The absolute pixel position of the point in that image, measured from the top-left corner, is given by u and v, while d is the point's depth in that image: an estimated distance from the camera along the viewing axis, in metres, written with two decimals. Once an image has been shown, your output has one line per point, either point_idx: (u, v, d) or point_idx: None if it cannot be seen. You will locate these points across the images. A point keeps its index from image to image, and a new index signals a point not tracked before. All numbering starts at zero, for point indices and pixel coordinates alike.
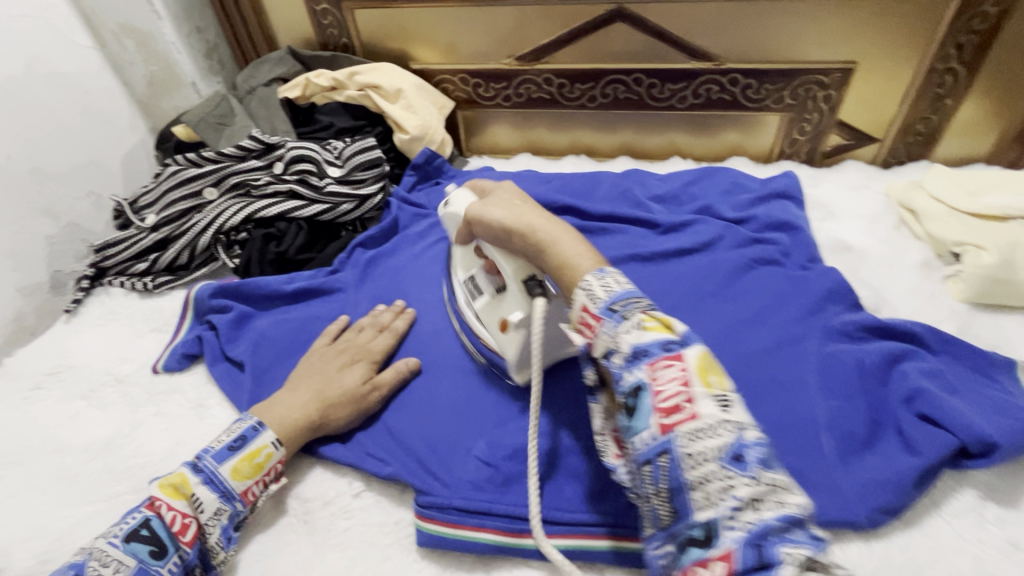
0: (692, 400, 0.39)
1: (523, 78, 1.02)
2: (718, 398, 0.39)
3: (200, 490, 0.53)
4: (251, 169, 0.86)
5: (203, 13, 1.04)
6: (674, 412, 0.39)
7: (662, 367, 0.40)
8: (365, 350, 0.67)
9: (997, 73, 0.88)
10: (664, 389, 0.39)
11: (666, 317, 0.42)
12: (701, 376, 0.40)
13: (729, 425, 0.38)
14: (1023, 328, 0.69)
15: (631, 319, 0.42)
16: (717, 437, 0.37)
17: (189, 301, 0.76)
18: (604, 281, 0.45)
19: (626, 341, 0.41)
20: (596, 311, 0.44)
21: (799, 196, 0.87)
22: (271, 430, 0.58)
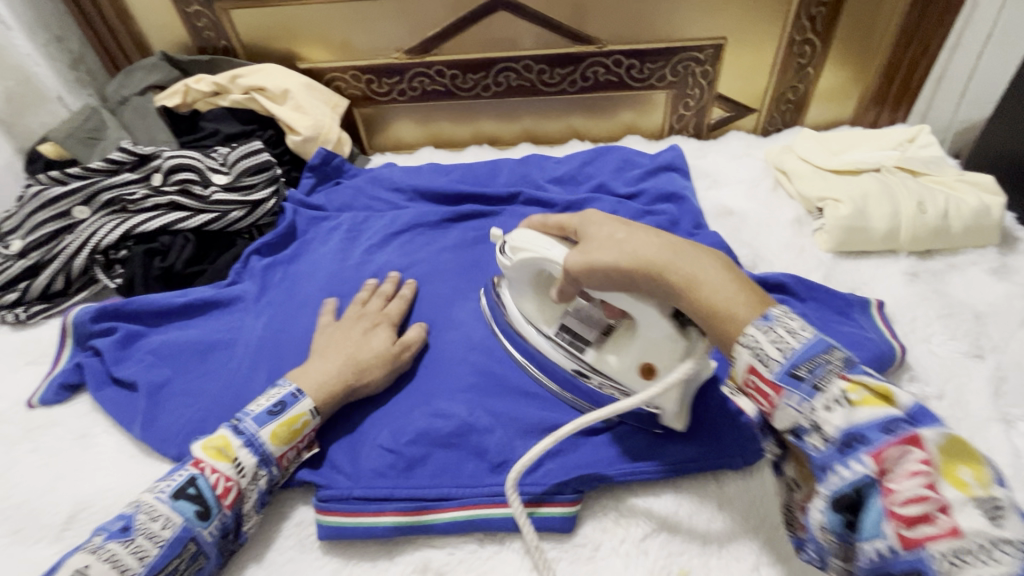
0: (950, 510, 0.34)
1: (415, 72, 1.01)
2: (982, 504, 0.34)
3: (241, 453, 0.52)
4: (126, 183, 0.82)
5: (62, 22, 0.96)
6: (921, 522, 0.34)
7: (900, 462, 0.36)
8: (383, 314, 0.67)
9: (849, 41, 0.96)
10: (903, 491, 0.35)
11: (879, 385, 0.38)
12: (952, 475, 0.35)
13: (1005, 548, 0.32)
14: (878, 269, 0.76)
15: (829, 392, 0.39)
16: (996, 565, 0.32)
17: (66, 327, 0.71)
18: (773, 333, 0.41)
19: (831, 421, 0.38)
20: (774, 377, 0.40)
21: (685, 166, 0.92)
22: (310, 397, 0.57)
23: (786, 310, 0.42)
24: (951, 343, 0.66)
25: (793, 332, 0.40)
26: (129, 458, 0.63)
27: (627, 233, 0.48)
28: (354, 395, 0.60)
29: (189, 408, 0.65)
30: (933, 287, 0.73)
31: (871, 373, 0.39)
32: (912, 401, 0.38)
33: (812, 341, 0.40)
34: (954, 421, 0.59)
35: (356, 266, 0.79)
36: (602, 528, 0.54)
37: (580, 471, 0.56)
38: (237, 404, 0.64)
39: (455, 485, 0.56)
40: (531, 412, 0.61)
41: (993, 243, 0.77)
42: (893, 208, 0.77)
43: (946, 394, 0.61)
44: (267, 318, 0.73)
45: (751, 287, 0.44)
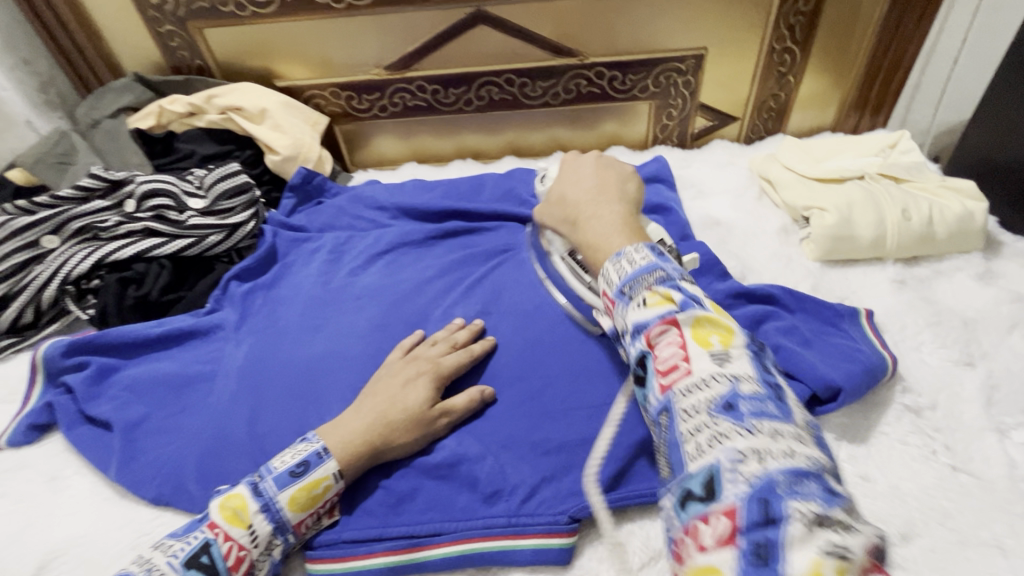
0: (690, 359, 0.40)
1: (395, 87, 1.00)
2: (715, 355, 0.40)
3: (257, 520, 0.49)
4: (97, 210, 0.79)
5: (30, 44, 0.94)
6: (671, 370, 0.41)
7: (663, 337, 0.42)
8: (433, 364, 0.60)
9: (827, 48, 0.97)
10: (662, 354, 0.42)
11: (669, 291, 0.44)
12: (699, 338, 0.41)
13: (719, 379, 0.39)
14: (865, 278, 0.76)
15: (636, 298, 0.45)
16: (710, 390, 0.38)
17: (35, 363, 0.68)
18: (618, 264, 0.48)
19: (628, 318, 0.45)
20: (613, 295, 0.48)
21: (670, 177, 0.91)
22: (335, 460, 0.53)
23: (635, 249, 0.49)
24: (940, 351, 0.66)
25: (633, 261, 0.48)
26: (103, 500, 0.60)
27: (572, 184, 0.63)
28: (379, 457, 0.56)
29: (168, 447, 0.62)
30: (921, 294, 0.73)
31: (680, 284, 0.45)
32: (692, 298, 0.44)
33: (643, 265, 0.47)
34: (947, 432, 0.59)
35: (339, 289, 0.77)
36: (598, 557, 0.53)
37: (575, 499, 0.54)
38: (219, 442, 0.61)
39: (448, 519, 0.54)
40: (522, 437, 0.59)
41: (976, 248, 0.77)
42: (878, 215, 0.77)
43: (938, 404, 0.61)
44: (246, 347, 0.70)
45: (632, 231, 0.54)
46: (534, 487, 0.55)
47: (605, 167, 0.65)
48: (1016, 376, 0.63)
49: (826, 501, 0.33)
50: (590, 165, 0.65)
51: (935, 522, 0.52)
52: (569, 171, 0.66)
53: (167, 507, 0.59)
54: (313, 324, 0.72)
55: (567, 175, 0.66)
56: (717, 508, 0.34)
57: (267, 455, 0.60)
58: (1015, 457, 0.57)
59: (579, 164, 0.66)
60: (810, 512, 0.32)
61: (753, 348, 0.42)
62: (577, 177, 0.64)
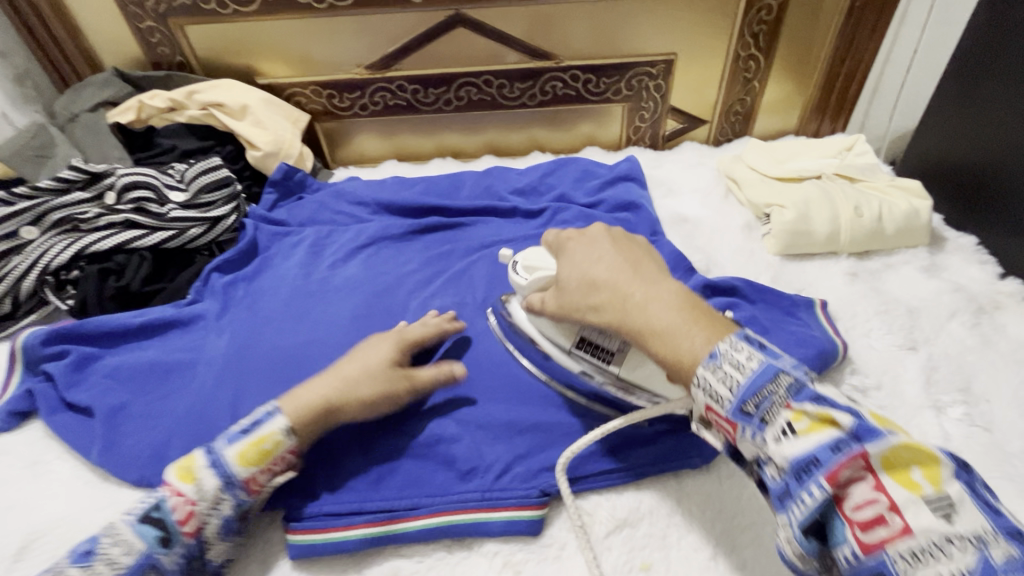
0: (899, 510, 0.34)
1: (376, 87, 1.02)
2: (934, 504, 0.33)
3: (207, 476, 0.50)
4: (77, 202, 0.80)
5: (6, 36, 0.93)
6: (875, 525, 0.34)
7: (848, 478, 0.35)
8: (398, 333, 0.63)
9: (789, 56, 1.02)
10: (855, 500, 0.35)
11: (822, 409, 0.37)
12: (902, 479, 0.34)
13: (959, 542, 0.32)
14: (821, 271, 0.81)
15: (775, 423, 0.38)
16: (950, 560, 0.32)
17: (15, 351, 0.69)
18: (720, 371, 0.41)
19: (780, 452, 0.37)
20: (732, 415, 0.40)
21: (641, 176, 0.95)
22: (285, 416, 0.54)
23: (734, 342, 0.42)
24: (887, 337, 0.70)
25: (740, 365, 0.40)
26: (85, 484, 0.61)
27: (600, 266, 0.52)
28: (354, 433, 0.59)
29: (150, 431, 0.63)
30: (871, 285, 0.78)
31: (819, 393, 0.38)
32: (853, 416, 0.37)
33: (760, 371, 0.39)
34: (890, 409, 0.63)
35: (320, 280, 0.79)
36: (567, 528, 0.56)
37: (547, 474, 0.57)
38: (201, 426, 0.63)
39: (425, 494, 0.57)
40: (498, 419, 0.61)
41: (923, 243, 0.83)
42: (833, 212, 0.82)
43: (884, 385, 0.65)
44: (229, 336, 0.72)
45: (710, 320, 0.45)
46: (508, 465, 0.58)
47: (622, 239, 0.56)
48: (954, 359, 0.68)
49: None
50: (606, 239, 0.55)
51: None
52: (581, 251, 0.56)
53: (149, 490, 0.60)
54: (296, 314, 0.74)
55: (579, 255, 0.55)
56: None
57: None
58: (951, 431, 0.61)
59: (591, 242, 0.56)
60: None
61: (961, 473, 0.35)
62: (598, 264, 0.53)
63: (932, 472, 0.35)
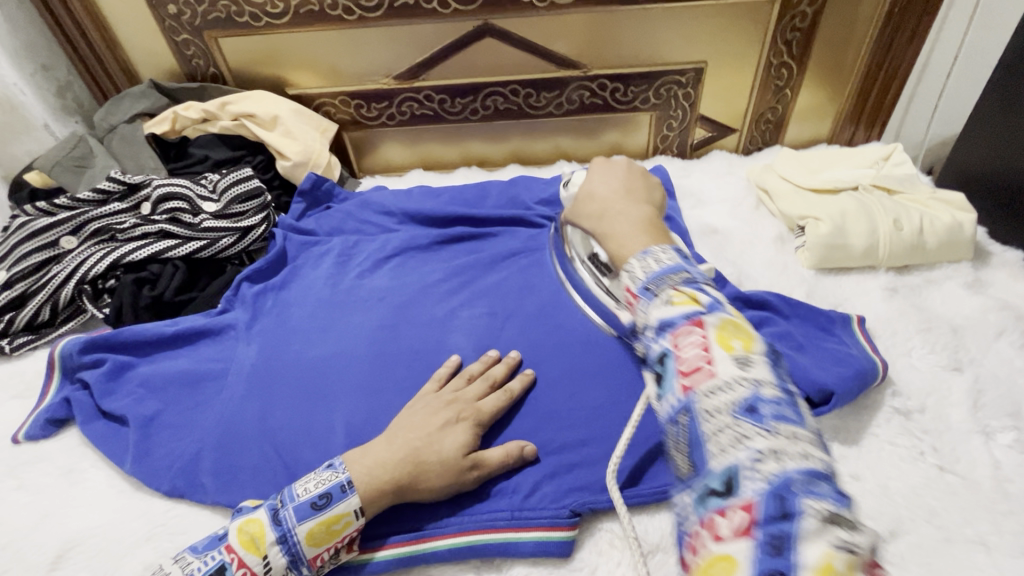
0: (713, 361, 0.37)
1: (403, 97, 1.03)
2: (739, 359, 0.37)
3: (273, 550, 0.49)
4: (114, 213, 0.82)
5: (49, 50, 0.96)
6: (692, 372, 0.38)
7: (686, 336, 0.39)
8: (474, 409, 0.59)
9: (822, 63, 1.00)
10: (685, 354, 0.38)
11: (695, 292, 0.41)
12: (722, 340, 0.38)
13: (744, 380, 0.36)
14: (859, 286, 0.78)
15: (661, 295, 0.42)
16: (735, 393, 0.36)
17: (53, 359, 0.70)
18: (645, 262, 0.46)
19: (652, 315, 0.42)
20: (635, 288, 0.45)
21: (669, 186, 0.94)
22: (357, 496, 0.52)
23: (665, 249, 0.47)
24: (930, 357, 0.68)
25: (658, 258, 0.46)
26: (119, 492, 0.62)
27: (603, 181, 0.65)
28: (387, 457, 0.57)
29: (182, 440, 0.64)
30: (912, 301, 0.75)
31: (704, 286, 0.42)
32: (715, 300, 0.41)
33: (668, 265, 0.45)
34: (935, 434, 0.61)
35: (347, 290, 0.79)
36: (597, 551, 0.55)
37: (576, 494, 0.57)
38: (231, 436, 0.63)
39: (451, 512, 0.56)
40: (526, 436, 0.61)
41: (966, 258, 0.80)
42: (871, 225, 0.79)
43: (927, 407, 0.63)
44: (259, 346, 0.72)
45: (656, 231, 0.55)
46: (537, 484, 0.58)
47: (635, 172, 0.67)
48: (1002, 380, 0.65)
49: (841, 505, 0.31)
50: (620, 169, 0.67)
51: (921, 519, 0.54)
52: (598, 173, 0.67)
53: (181, 499, 0.61)
54: (324, 324, 0.74)
55: (597, 175, 0.67)
56: (738, 504, 0.32)
57: (277, 449, 0.62)
58: (1000, 458, 0.59)
59: (610, 166, 0.68)
60: (827, 512, 0.31)
61: (775, 357, 0.39)
62: (605, 181, 0.65)
63: (752, 345, 0.39)
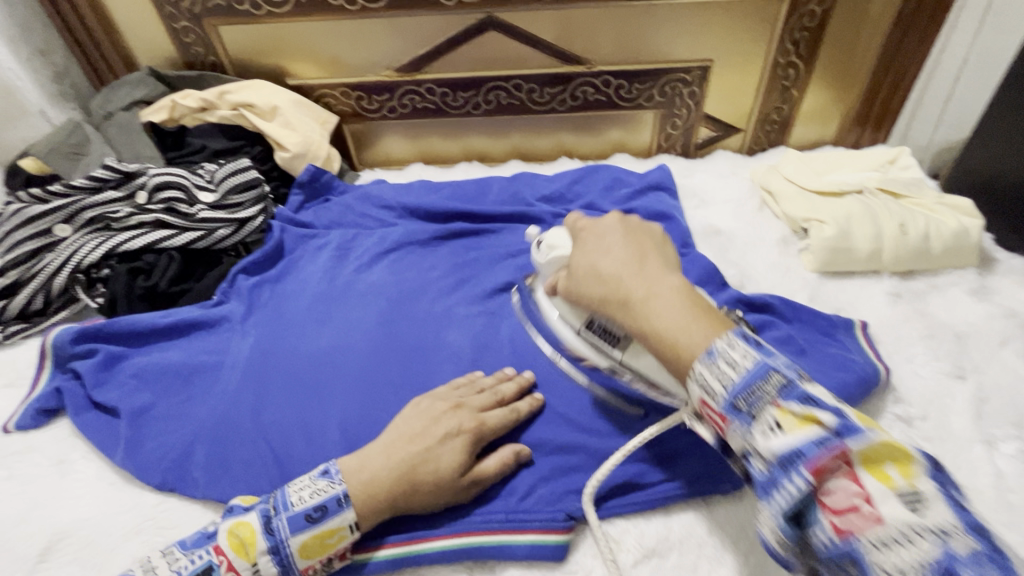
0: (872, 502, 0.33)
1: (405, 89, 1.01)
2: (907, 498, 0.33)
3: (263, 558, 0.49)
4: (109, 201, 0.81)
5: (47, 35, 0.95)
6: (849, 519, 0.34)
7: (827, 471, 0.35)
8: (477, 422, 0.56)
9: (830, 64, 0.99)
10: (832, 495, 0.35)
11: (808, 409, 0.37)
12: (874, 472, 0.34)
13: (927, 533, 0.32)
14: (862, 290, 0.77)
15: (763, 418, 0.38)
16: (916, 549, 0.31)
17: (44, 349, 0.69)
18: (716, 366, 0.40)
19: (765, 444, 0.37)
20: (722, 406, 0.40)
21: (673, 186, 0.92)
22: (354, 511, 0.51)
23: (734, 339, 0.41)
24: (933, 363, 0.67)
25: (733, 362, 0.40)
26: (109, 485, 0.61)
27: (611, 250, 0.52)
28: None
29: (174, 433, 0.63)
30: (915, 307, 0.74)
31: (808, 391, 0.38)
32: (839, 415, 0.36)
33: (753, 368, 0.39)
34: (937, 442, 0.60)
35: (344, 285, 0.78)
36: (592, 554, 0.54)
37: (572, 497, 0.56)
38: (224, 429, 0.63)
39: (445, 513, 0.55)
40: (523, 435, 0.60)
41: (972, 264, 0.79)
42: (876, 229, 0.78)
43: (930, 415, 0.62)
44: (253, 339, 0.71)
45: (709, 320, 0.44)
46: (532, 486, 0.57)
47: (633, 228, 0.54)
48: (1005, 389, 0.64)
49: None
50: (617, 229, 0.54)
51: None
52: (593, 243, 0.54)
53: (171, 493, 0.60)
54: (319, 318, 0.73)
55: (590, 245, 0.54)
56: None
57: (270, 443, 0.61)
58: (1004, 468, 0.58)
59: (603, 232, 0.55)
60: None
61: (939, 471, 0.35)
62: (610, 250, 0.52)
63: (910, 470, 0.34)
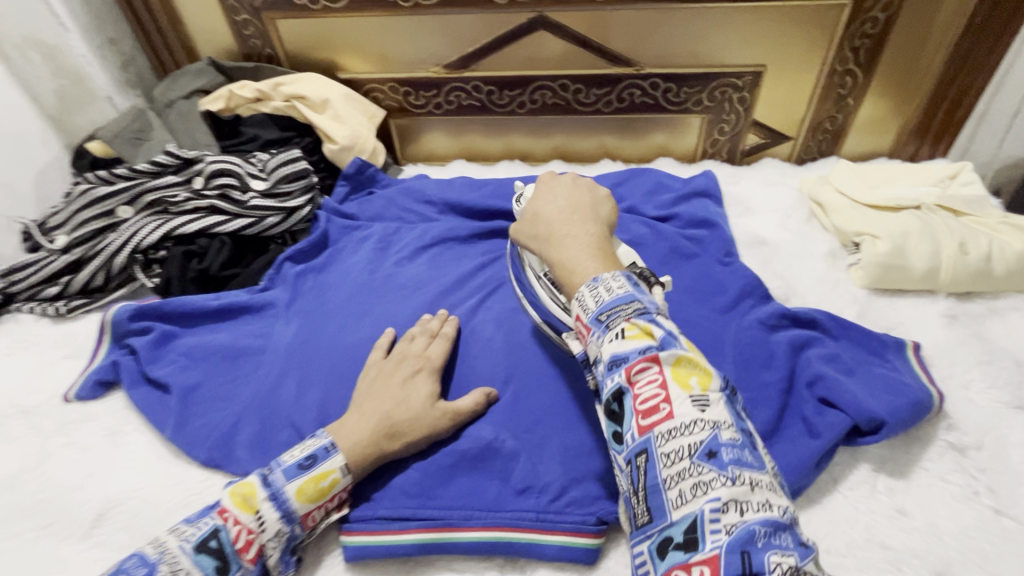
0: (669, 400, 0.39)
1: (452, 86, 1.02)
2: (696, 399, 0.39)
3: (265, 507, 0.51)
4: (168, 185, 0.84)
5: (117, 24, 0.99)
6: (651, 413, 0.39)
7: (642, 374, 0.41)
8: (425, 359, 0.63)
9: (890, 74, 0.95)
10: (642, 393, 0.40)
11: (649, 325, 0.42)
12: (680, 379, 0.40)
13: (702, 424, 0.38)
14: (915, 310, 0.74)
15: (613, 328, 0.43)
16: (692, 436, 0.38)
17: (104, 324, 0.73)
18: (595, 290, 0.46)
19: (606, 350, 0.43)
20: (586, 319, 0.46)
21: (718, 193, 0.91)
22: (342, 454, 0.55)
23: (614, 275, 0.47)
24: (990, 392, 0.64)
25: (609, 288, 0.45)
26: (159, 458, 0.64)
27: (557, 193, 0.58)
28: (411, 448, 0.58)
29: (220, 412, 0.66)
30: (972, 331, 0.71)
31: (657, 316, 0.43)
32: (670, 333, 0.42)
33: (620, 294, 0.45)
34: (991, 474, 0.57)
35: (385, 277, 0.79)
36: (623, 562, 0.54)
37: (604, 502, 0.56)
38: (268, 411, 0.65)
39: (478, 506, 0.56)
40: (556, 437, 0.60)
41: None
42: (933, 248, 0.75)
43: (984, 445, 0.59)
44: (296, 326, 0.74)
45: (603, 254, 0.51)
46: (565, 487, 0.57)
47: (582, 183, 0.59)
48: None
49: (802, 552, 0.34)
50: (567, 183, 0.60)
51: (972, 563, 0.51)
52: (543, 190, 0.60)
53: (216, 470, 0.63)
54: (359, 310, 0.75)
55: (539, 193, 0.60)
56: (699, 559, 0.34)
57: (309, 426, 0.63)
58: None
59: (553, 184, 0.60)
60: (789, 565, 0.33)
61: (728, 390, 0.42)
62: (550, 198, 0.58)
63: (707, 382, 0.41)
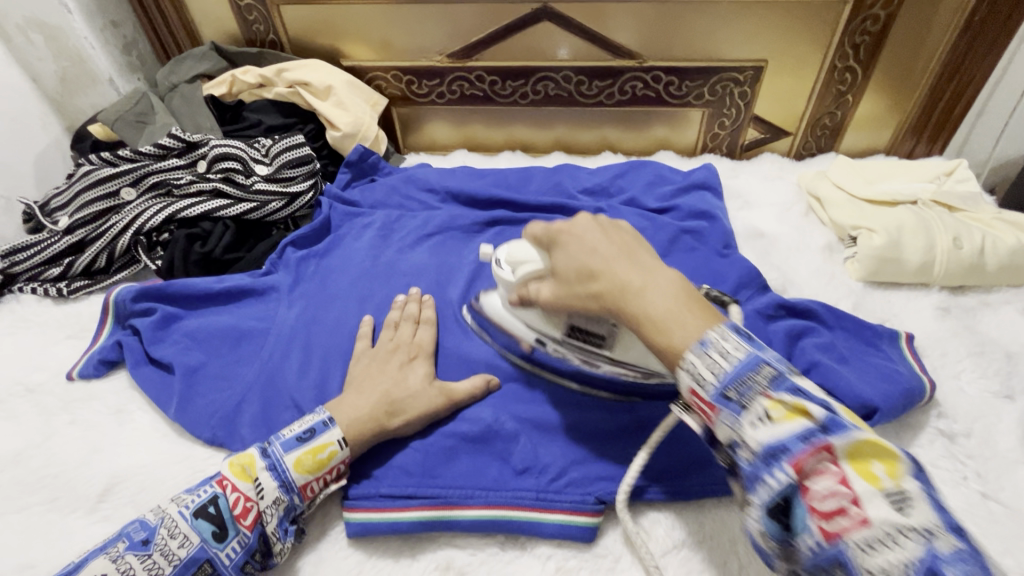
0: (859, 502, 0.34)
1: (455, 76, 1.03)
2: (891, 496, 0.34)
3: (263, 476, 0.52)
4: (172, 169, 0.84)
5: (119, 7, 0.99)
6: (836, 516, 0.35)
7: (813, 467, 0.36)
8: (418, 345, 0.65)
9: (889, 72, 0.96)
10: (817, 492, 0.35)
11: (798, 400, 0.38)
12: (862, 471, 0.35)
13: (911, 532, 0.33)
14: (909, 302, 0.76)
15: (753, 409, 0.39)
16: (902, 549, 0.32)
17: (108, 304, 0.73)
18: (708, 358, 0.41)
19: (754, 436, 0.38)
20: (710, 397, 0.41)
21: (718, 186, 0.92)
22: (339, 427, 0.56)
23: (729, 334, 0.42)
24: (980, 382, 0.66)
25: (726, 354, 0.41)
26: (162, 436, 0.65)
27: (597, 242, 0.51)
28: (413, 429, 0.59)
29: (223, 392, 0.67)
30: (964, 323, 0.73)
31: (798, 388, 0.39)
32: (827, 411, 0.38)
33: (743, 360, 0.40)
34: (980, 460, 0.59)
35: (387, 263, 0.80)
36: (621, 541, 0.55)
37: (604, 483, 0.57)
38: (270, 391, 0.66)
39: (479, 485, 0.57)
40: (556, 421, 0.61)
41: None
42: (928, 242, 0.76)
43: (974, 432, 0.61)
44: (298, 309, 0.74)
45: (703, 312, 0.44)
46: (565, 469, 0.58)
47: (608, 225, 0.53)
48: None
49: None
50: (594, 228, 0.52)
51: None
52: (574, 242, 0.52)
53: (219, 449, 0.63)
54: (361, 295, 0.75)
55: (573, 246, 0.52)
56: None
57: (312, 408, 0.64)
58: None
59: (582, 232, 0.52)
60: None
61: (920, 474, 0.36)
62: (595, 250, 0.50)
63: (894, 469, 0.36)
